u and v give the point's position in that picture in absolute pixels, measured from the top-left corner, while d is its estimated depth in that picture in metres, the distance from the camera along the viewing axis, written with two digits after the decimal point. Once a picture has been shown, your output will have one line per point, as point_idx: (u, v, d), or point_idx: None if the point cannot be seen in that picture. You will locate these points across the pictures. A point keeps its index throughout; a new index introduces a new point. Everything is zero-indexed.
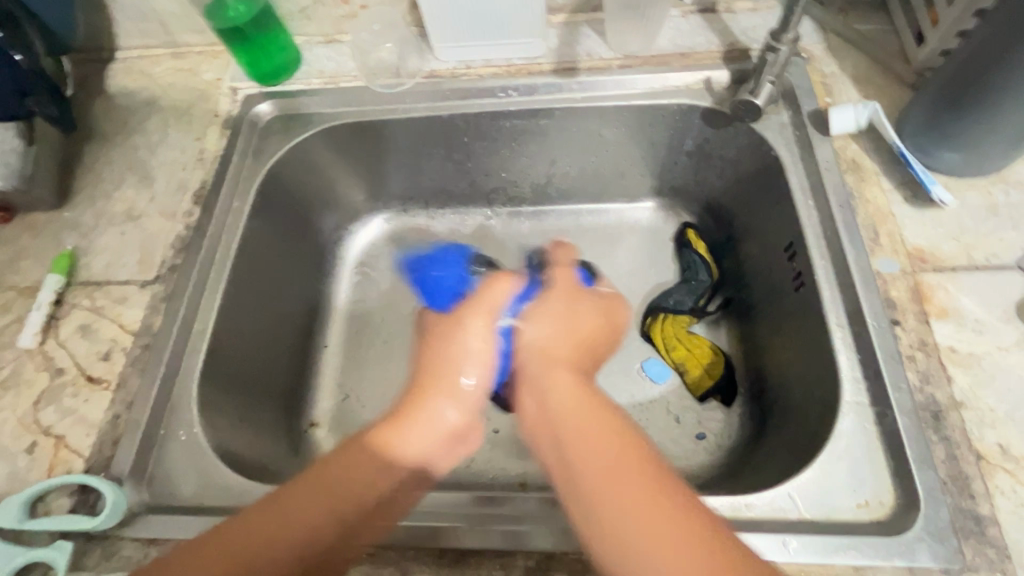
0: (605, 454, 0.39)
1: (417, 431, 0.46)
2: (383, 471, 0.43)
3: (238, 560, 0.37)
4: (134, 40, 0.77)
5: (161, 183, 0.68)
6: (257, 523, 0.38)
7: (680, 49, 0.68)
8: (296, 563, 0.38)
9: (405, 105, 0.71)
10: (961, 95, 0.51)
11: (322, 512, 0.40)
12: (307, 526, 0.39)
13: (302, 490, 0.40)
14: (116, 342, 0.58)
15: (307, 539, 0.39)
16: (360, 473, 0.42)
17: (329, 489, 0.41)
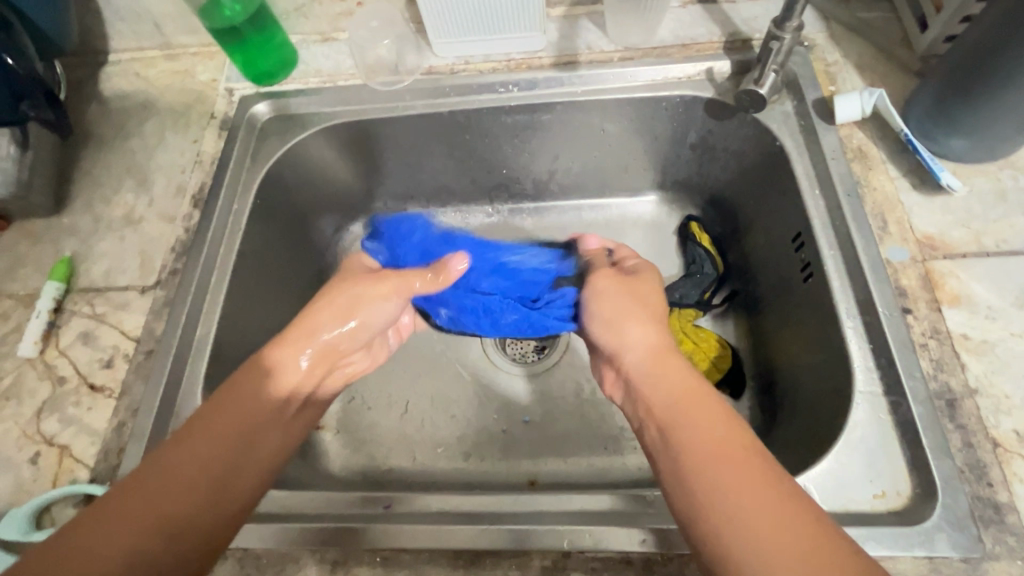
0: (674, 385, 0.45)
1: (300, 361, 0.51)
2: (251, 406, 0.46)
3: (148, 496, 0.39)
4: (127, 42, 0.75)
5: (159, 187, 0.67)
6: (170, 471, 0.40)
7: (681, 40, 0.67)
8: (200, 500, 0.40)
9: (404, 103, 0.70)
10: (968, 80, 0.50)
11: (226, 439, 0.44)
12: (217, 450, 0.43)
13: (209, 426, 0.43)
14: (118, 348, 0.57)
15: (208, 470, 0.42)
16: (251, 409, 0.46)
17: (227, 415, 0.45)
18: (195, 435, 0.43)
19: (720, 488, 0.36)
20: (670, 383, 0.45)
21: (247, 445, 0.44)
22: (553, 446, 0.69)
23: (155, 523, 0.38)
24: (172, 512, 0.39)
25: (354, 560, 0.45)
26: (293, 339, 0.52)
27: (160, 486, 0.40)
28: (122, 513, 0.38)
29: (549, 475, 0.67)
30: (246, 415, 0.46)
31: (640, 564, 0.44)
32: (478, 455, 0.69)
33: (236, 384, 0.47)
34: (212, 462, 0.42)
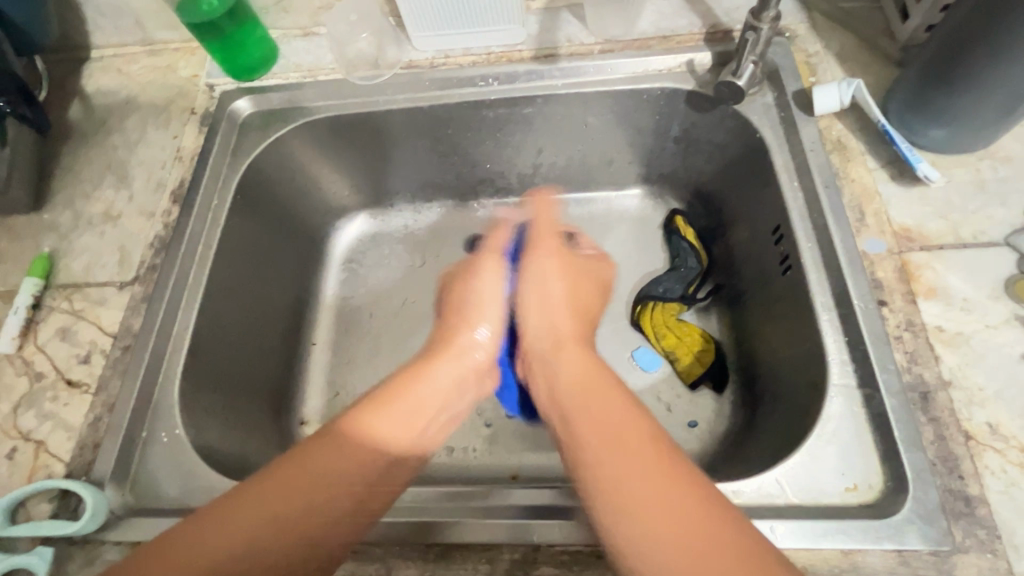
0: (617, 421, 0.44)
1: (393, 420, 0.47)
2: (373, 454, 0.45)
3: (251, 519, 0.39)
4: (108, 39, 0.75)
5: (139, 182, 0.67)
6: (278, 499, 0.40)
7: (661, 32, 0.67)
8: (293, 522, 0.39)
9: (384, 97, 0.70)
10: (945, 70, 0.49)
11: (316, 493, 0.41)
12: (321, 487, 0.41)
13: (320, 456, 0.43)
14: (96, 344, 0.57)
15: (324, 493, 0.41)
16: (356, 455, 0.44)
17: (327, 461, 0.43)
18: (313, 465, 0.42)
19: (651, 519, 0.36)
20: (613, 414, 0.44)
21: (352, 489, 0.42)
22: (535, 441, 0.68)
23: (247, 546, 0.38)
24: (280, 532, 0.39)
25: None
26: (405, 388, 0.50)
27: (280, 507, 0.40)
28: (239, 523, 0.38)
29: (531, 469, 0.67)
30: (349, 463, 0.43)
31: (609, 557, 0.43)
32: (461, 449, 0.69)
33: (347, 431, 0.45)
34: (315, 490, 0.41)
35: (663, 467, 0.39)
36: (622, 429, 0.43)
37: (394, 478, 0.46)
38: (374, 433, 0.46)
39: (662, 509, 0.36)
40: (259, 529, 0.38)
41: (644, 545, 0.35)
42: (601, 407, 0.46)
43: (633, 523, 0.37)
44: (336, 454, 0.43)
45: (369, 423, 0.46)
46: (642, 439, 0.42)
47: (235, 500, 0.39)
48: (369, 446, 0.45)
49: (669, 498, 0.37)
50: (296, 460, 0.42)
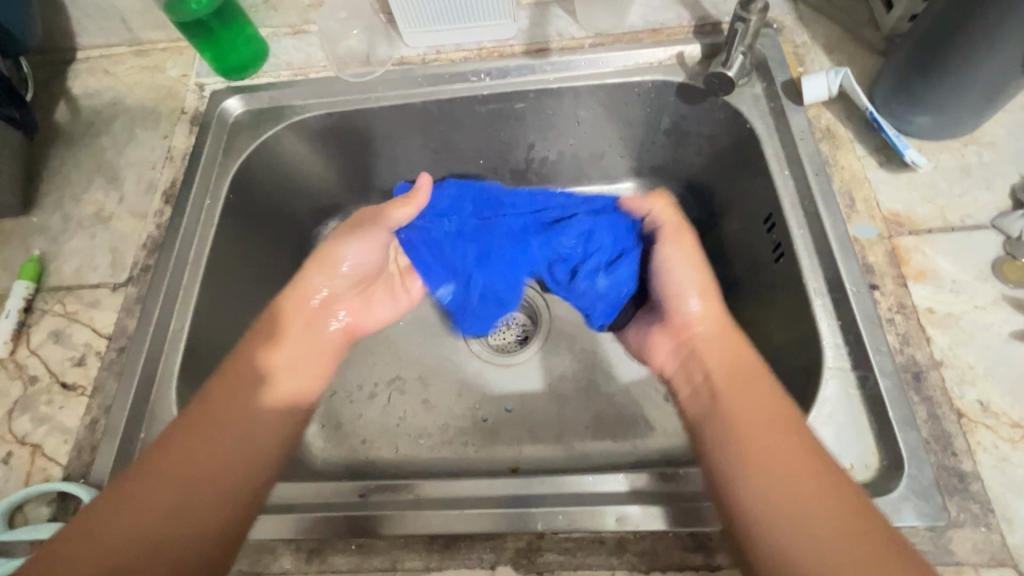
0: (766, 413, 0.45)
1: (248, 399, 0.51)
2: (224, 431, 0.48)
3: (139, 509, 0.42)
4: (95, 40, 0.74)
5: (129, 183, 0.66)
6: (159, 493, 0.43)
7: (651, 26, 0.67)
8: (166, 524, 0.42)
9: (377, 94, 0.70)
10: (931, 56, 0.50)
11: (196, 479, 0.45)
12: (189, 471, 0.45)
13: (186, 455, 0.46)
14: (90, 346, 0.56)
15: (201, 477, 0.45)
16: (216, 436, 0.48)
17: (180, 454, 0.46)
18: (176, 453, 0.46)
19: (772, 503, 0.40)
20: (760, 404, 0.46)
21: (218, 476, 0.46)
22: (535, 436, 0.73)
23: (152, 532, 0.42)
24: (190, 508, 0.44)
25: (330, 549, 0.45)
26: (293, 334, 0.59)
27: (182, 498, 0.44)
28: (154, 507, 0.43)
29: (529, 461, 0.71)
30: (205, 442, 0.47)
31: (612, 542, 0.44)
32: (462, 443, 0.74)
33: (195, 415, 0.48)
34: (178, 482, 0.44)
35: (809, 464, 0.42)
36: (785, 453, 0.42)
37: (239, 451, 0.48)
38: (225, 411, 0.49)
39: (782, 466, 0.42)
40: (136, 523, 0.41)
41: (783, 530, 0.39)
42: (746, 385, 0.48)
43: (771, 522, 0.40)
44: (192, 439, 0.47)
45: (216, 406, 0.49)
46: (785, 444, 0.43)
47: (148, 471, 0.44)
48: (206, 425, 0.48)
49: (819, 504, 0.40)
50: (157, 454, 0.45)
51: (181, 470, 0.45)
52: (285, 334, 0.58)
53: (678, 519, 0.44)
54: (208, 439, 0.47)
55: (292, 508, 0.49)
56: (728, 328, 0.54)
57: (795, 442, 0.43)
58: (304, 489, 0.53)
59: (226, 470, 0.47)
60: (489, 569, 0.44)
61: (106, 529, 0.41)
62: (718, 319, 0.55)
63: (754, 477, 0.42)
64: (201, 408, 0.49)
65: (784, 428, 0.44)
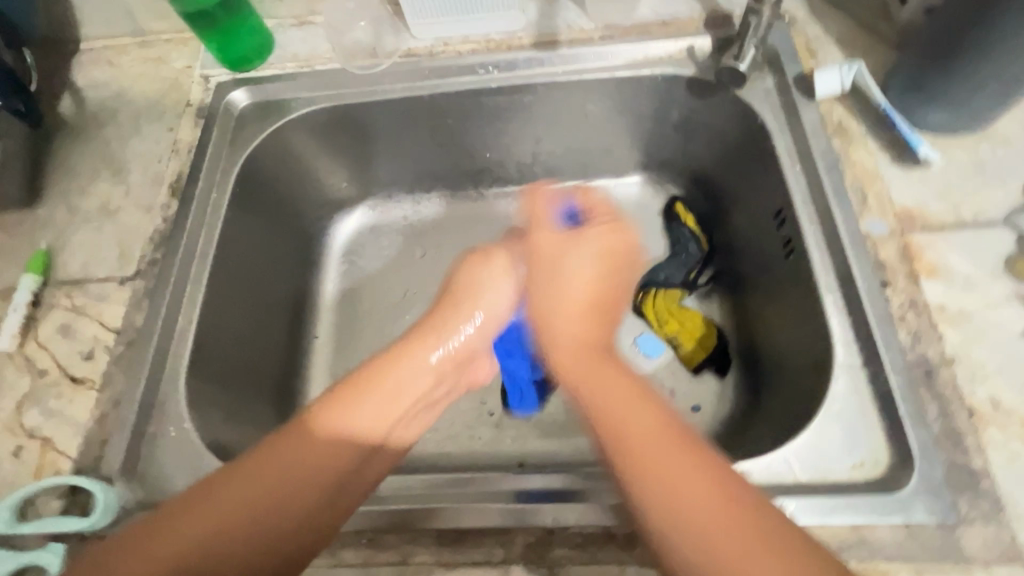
0: (646, 418, 0.40)
1: (370, 409, 0.46)
2: (337, 451, 0.43)
3: (199, 532, 0.37)
4: (98, 30, 0.74)
5: (135, 176, 0.66)
6: (216, 502, 0.38)
7: (661, 18, 0.67)
8: (221, 541, 0.37)
9: (384, 86, 0.69)
10: (946, 50, 0.50)
11: (271, 488, 0.40)
12: (281, 481, 0.40)
13: (247, 468, 0.40)
14: (98, 340, 0.56)
15: (289, 487, 0.40)
16: (326, 458, 0.42)
17: (272, 463, 0.41)
18: (281, 454, 0.41)
19: (678, 513, 0.34)
20: (639, 417, 0.40)
21: (298, 496, 0.40)
22: (541, 431, 0.73)
23: (193, 549, 0.36)
24: (236, 526, 0.38)
25: (341, 543, 0.46)
26: (364, 390, 0.47)
27: (234, 514, 0.38)
28: (204, 518, 0.38)
29: (536, 456, 0.72)
30: (289, 459, 0.41)
31: (623, 538, 0.44)
32: (468, 437, 0.74)
33: (303, 427, 0.43)
34: (236, 512, 0.38)
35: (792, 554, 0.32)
36: (689, 469, 0.36)
37: (345, 490, 0.42)
38: (351, 428, 0.45)
39: (712, 496, 0.35)
40: (202, 536, 0.37)
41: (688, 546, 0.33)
42: (614, 399, 0.42)
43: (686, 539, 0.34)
44: (290, 450, 0.42)
45: (338, 416, 0.45)
46: (693, 465, 0.36)
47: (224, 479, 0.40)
48: (326, 441, 0.43)
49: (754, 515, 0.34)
50: (260, 458, 0.41)
51: (269, 481, 0.40)
52: (406, 348, 0.52)
53: None
54: (299, 455, 0.42)
55: None
56: (585, 309, 0.54)
57: (689, 452, 0.37)
58: None
59: (306, 501, 0.40)
60: (500, 564, 0.44)
61: (159, 546, 0.36)
62: (590, 336, 0.52)
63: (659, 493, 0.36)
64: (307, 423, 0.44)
65: (663, 427, 0.39)
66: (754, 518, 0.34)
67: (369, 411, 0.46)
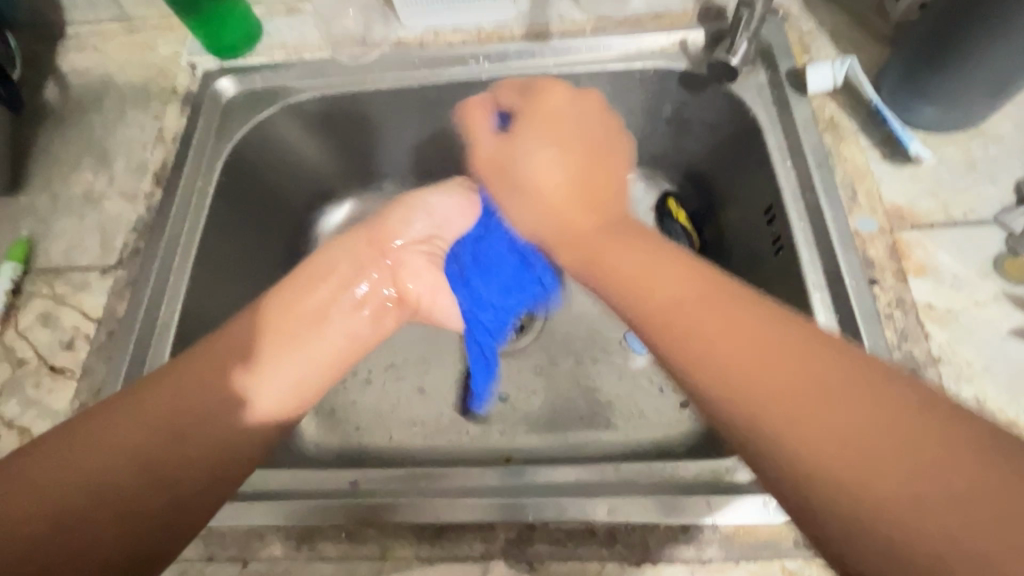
0: (686, 289, 0.37)
1: (268, 361, 0.45)
2: (190, 404, 0.40)
3: (73, 472, 0.35)
4: (84, 15, 0.72)
5: (120, 164, 0.65)
6: (60, 452, 0.35)
7: (654, 10, 0.66)
8: (93, 484, 0.35)
9: (373, 77, 0.68)
10: (941, 46, 0.49)
11: (143, 438, 0.38)
12: (110, 442, 0.37)
13: (139, 408, 0.39)
14: (79, 329, 0.56)
15: (154, 444, 0.38)
16: (197, 405, 0.40)
17: (145, 408, 0.39)
18: (159, 398, 0.40)
19: (768, 404, 0.30)
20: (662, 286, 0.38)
21: (157, 456, 0.38)
22: (529, 426, 0.73)
23: (60, 497, 0.34)
24: (152, 480, 0.37)
25: (321, 537, 0.45)
26: (282, 342, 0.46)
27: (89, 464, 0.35)
28: (80, 459, 0.35)
29: (523, 451, 0.71)
30: (170, 404, 0.40)
31: (604, 534, 0.44)
32: (456, 432, 0.74)
33: (207, 358, 0.43)
34: (132, 445, 0.37)
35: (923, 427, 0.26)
36: (745, 329, 0.33)
37: (208, 441, 0.40)
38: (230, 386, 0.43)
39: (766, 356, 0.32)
40: (99, 478, 0.35)
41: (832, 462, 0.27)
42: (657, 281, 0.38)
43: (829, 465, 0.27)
44: (181, 387, 0.41)
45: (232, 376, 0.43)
46: (773, 358, 0.32)
47: (118, 404, 0.39)
48: (212, 383, 0.42)
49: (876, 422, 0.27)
50: (136, 401, 0.39)
51: (151, 428, 0.38)
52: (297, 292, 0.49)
53: (672, 513, 0.44)
54: (190, 410, 0.40)
55: (276, 494, 0.48)
56: (574, 189, 0.48)
57: (709, 303, 0.35)
58: (277, 475, 0.50)
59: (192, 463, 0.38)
60: (480, 559, 0.44)
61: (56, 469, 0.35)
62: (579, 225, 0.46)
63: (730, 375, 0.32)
64: (205, 366, 0.42)
65: (721, 306, 0.35)
66: (860, 397, 0.29)
67: (287, 359, 0.46)
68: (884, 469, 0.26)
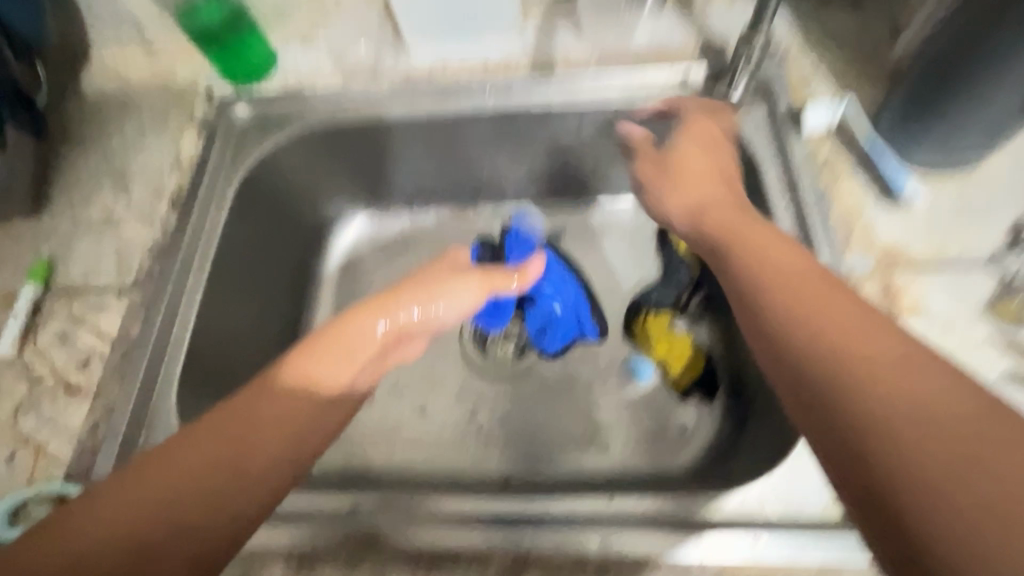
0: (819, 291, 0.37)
1: (329, 363, 0.44)
2: (265, 415, 0.39)
3: (149, 508, 0.34)
4: (108, 42, 0.75)
5: (137, 187, 0.68)
6: (142, 481, 0.35)
7: (656, 47, 0.67)
8: (172, 512, 0.34)
9: (383, 106, 0.70)
10: (938, 92, 0.50)
11: (216, 460, 0.37)
12: (188, 470, 0.36)
13: (214, 425, 0.38)
14: (94, 349, 0.58)
15: (226, 463, 0.37)
16: (270, 420, 0.39)
17: (216, 427, 0.38)
18: (226, 419, 0.39)
19: (898, 411, 0.30)
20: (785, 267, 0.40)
21: (231, 472, 0.37)
22: (529, 448, 0.74)
23: (138, 529, 0.34)
24: (224, 500, 0.36)
25: (321, 560, 0.47)
26: (331, 347, 0.45)
27: (165, 492, 0.35)
28: (158, 489, 0.35)
29: (521, 474, 0.73)
30: (238, 425, 0.38)
31: (596, 565, 0.45)
32: (457, 452, 0.75)
33: (277, 376, 0.42)
34: (225, 455, 0.37)
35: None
36: (878, 343, 0.33)
37: (286, 453, 0.39)
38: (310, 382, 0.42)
39: (903, 371, 0.31)
40: (176, 499, 0.35)
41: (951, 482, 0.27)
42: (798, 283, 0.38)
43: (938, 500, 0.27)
44: (248, 411, 0.39)
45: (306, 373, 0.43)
46: (914, 360, 0.32)
47: (187, 436, 0.38)
48: (289, 391, 0.41)
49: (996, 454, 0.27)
50: (198, 426, 0.38)
51: (223, 449, 0.37)
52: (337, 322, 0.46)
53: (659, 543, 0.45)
54: (260, 424, 0.39)
55: (279, 516, 0.50)
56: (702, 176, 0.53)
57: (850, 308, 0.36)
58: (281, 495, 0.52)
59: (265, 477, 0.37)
60: None
61: (132, 508, 0.34)
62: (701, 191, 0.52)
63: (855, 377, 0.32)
64: (280, 373, 0.42)
65: (851, 311, 0.35)
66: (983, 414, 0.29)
67: (335, 368, 0.44)
68: (1020, 492, 0.26)
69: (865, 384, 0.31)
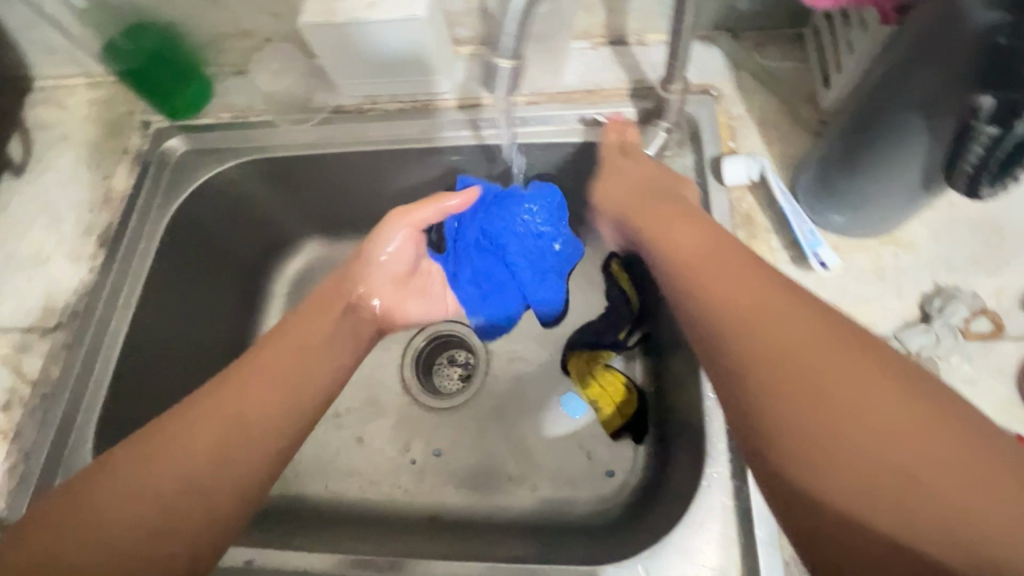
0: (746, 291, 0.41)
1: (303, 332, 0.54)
2: (253, 383, 0.47)
3: (168, 474, 0.41)
4: (47, 71, 0.75)
5: (69, 224, 0.68)
6: (151, 451, 0.42)
7: (587, 86, 0.65)
8: (194, 474, 0.42)
9: (313, 142, 0.70)
10: (846, 163, 0.47)
11: (222, 424, 0.44)
12: (194, 436, 0.43)
13: (210, 397, 0.46)
14: (15, 392, 0.60)
15: (234, 424, 0.45)
16: (258, 385, 0.47)
17: (213, 402, 0.45)
18: (219, 393, 0.46)
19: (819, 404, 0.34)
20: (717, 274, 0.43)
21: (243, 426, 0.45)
22: (460, 483, 0.75)
23: (165, 488, 0.41)
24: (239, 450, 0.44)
25: None
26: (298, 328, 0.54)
27: (180, 456, 0.42)
28: (171, 457, 0.42)
29: (449, 510, 0.73)
30: (230, 396, 0.46)
31: None
32: (390, 484, 0.76)
33: (251, 355, 0.50)
34: (230, 419, 0.45)
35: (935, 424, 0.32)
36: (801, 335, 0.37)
37: (291, 405, 0.48)
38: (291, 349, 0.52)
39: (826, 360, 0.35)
40: (195, 464, 0.42)
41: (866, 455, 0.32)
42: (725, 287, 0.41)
43: (870, 481, 0.31)
44: (233, 385, 0.47)
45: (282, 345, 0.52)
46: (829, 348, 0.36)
47: (180, 412, 0.45)
48: (266, 361, 0.49)
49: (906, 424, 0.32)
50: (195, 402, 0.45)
51: (221, 415, 0.45)
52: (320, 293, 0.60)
53: None
54: (250, 390, 0.47)
55: None
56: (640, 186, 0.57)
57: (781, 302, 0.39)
58: None
59: (270, 429, 0.46)
60: None
61: (155, 473, 0.41)
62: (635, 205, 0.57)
63: (772, 375, 0.36)
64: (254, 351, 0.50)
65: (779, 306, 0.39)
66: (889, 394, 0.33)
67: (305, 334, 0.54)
68: (921, 458, 0.31)
69: (794, 375, 0.35)
